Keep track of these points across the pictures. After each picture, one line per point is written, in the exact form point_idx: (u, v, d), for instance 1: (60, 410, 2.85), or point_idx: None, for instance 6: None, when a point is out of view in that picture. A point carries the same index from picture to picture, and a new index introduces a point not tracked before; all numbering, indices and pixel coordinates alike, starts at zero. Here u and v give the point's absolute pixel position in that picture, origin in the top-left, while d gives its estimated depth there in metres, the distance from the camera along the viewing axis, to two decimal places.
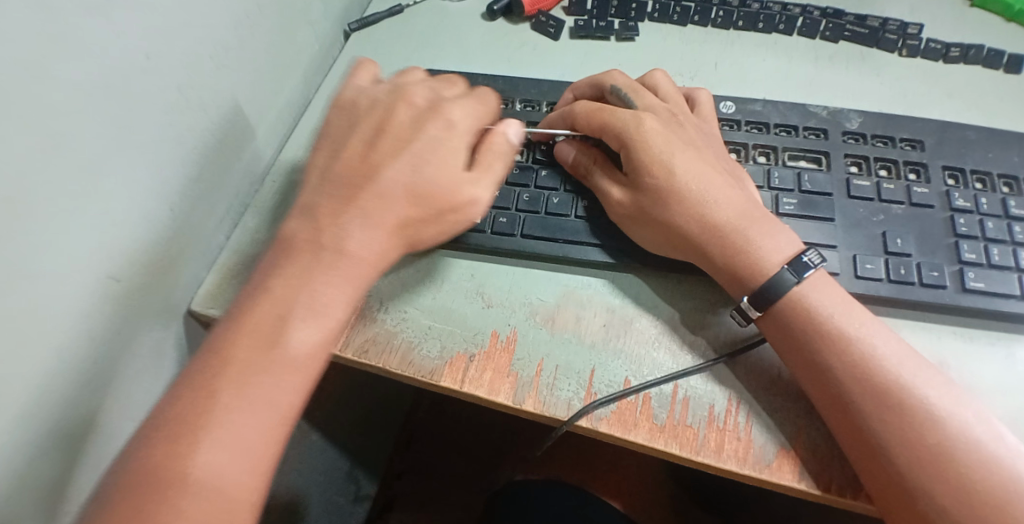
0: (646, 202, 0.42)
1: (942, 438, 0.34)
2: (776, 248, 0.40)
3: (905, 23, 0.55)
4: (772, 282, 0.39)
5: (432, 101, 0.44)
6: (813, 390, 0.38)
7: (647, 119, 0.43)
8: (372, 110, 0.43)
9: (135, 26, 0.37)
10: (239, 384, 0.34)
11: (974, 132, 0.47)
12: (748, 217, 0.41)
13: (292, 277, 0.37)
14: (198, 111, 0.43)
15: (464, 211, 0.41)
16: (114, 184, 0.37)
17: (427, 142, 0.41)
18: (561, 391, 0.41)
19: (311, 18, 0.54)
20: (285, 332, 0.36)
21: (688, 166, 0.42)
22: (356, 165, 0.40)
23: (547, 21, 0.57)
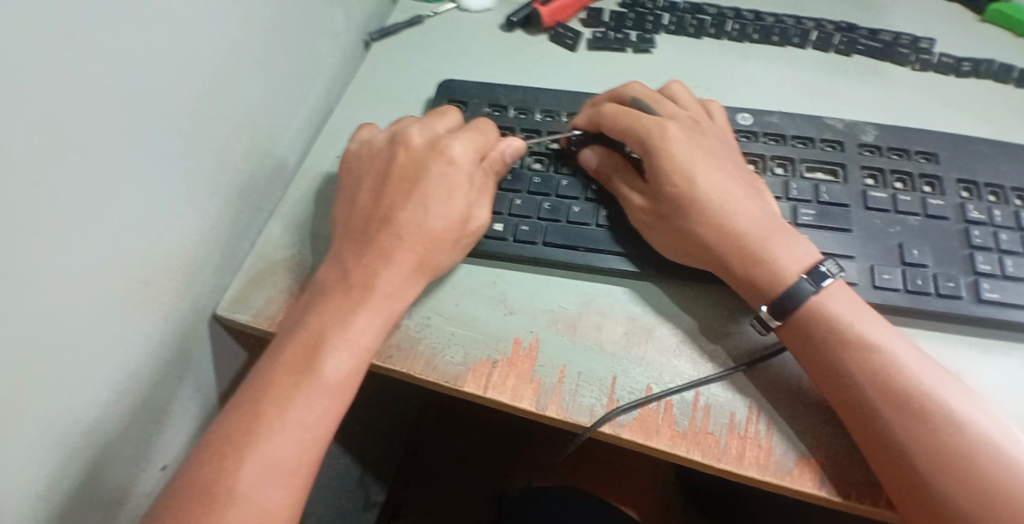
0: (666, 211, 0.43)
1: (964, 446, 0.35)
2: (794, 258, 0.40)
3: (916, 38, 0.56)
4: (791, 291, 0.39)
5: (448, 141, 0.45)
6: (834, 397, 0.38)
7: (672, 129, 0.44)
8: (380, 159, 0.46)
9: (167, 28, 0.38)
10: (274, 408, 0.36)
11: (987, 145, 0.48)
12: (768, 230, 0.41)
13: (321, 314, 0.40)
14: (223, 116, 0.44)
15: (471, 239, 0.45)
16: (146, 187, 0.38)
17: (432, 182, 0.44)
18: (583, 398, 0.41)
19: (332, 27, 0.55)
20: (319, 358, 0.38)
21: (709, 177, 0.43)
22: (369, 212, 0.44)
23: (565, 33, 0.57)
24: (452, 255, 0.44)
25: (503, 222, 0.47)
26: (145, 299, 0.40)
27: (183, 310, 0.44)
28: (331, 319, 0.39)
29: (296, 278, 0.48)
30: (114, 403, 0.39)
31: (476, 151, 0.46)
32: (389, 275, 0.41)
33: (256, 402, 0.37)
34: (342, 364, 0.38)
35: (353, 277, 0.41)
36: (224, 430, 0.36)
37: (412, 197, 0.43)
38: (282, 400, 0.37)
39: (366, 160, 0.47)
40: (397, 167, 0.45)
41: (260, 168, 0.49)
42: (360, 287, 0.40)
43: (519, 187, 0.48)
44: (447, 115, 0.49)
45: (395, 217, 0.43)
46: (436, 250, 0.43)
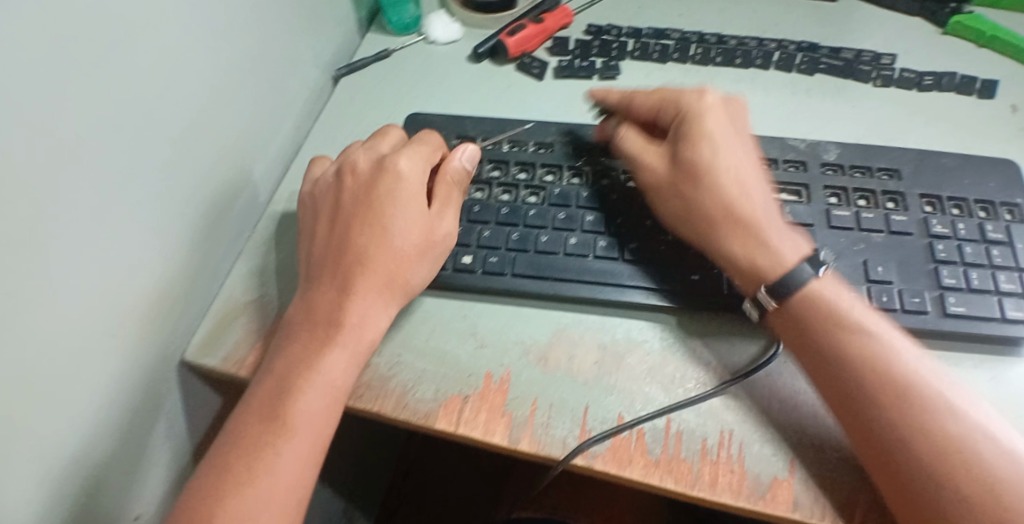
0: (685, 174, 0.45)
1: (961, 446, 0.35)
2: (789, 246, 0.42)
3: (878, 54, 0.57)
4: (789, 275, 0.41)
5: (394, 161, 0.46)
6: (828, 384, 0.39)
7: (710, 102, 0.47)
8: (331, 195, 0.46)
9: (137, 79, 0.38)
10: (245, 457, 0.37)
11: (950, 159, 0.48)
12: (774, 209, 0.44)
13: (288, 359, 0.40)
14: (194, 160, 0.44)
15: (441, 248, 0.45)
16: (118, 236, 0.38)
17: (390, 201, 0.44)
18: (556, 429, 0.41)
19: (300, 65, 0.56)
20: (287, 404, 0.38)
21: (728, 152, 0.45)
22: (322, 249, 0.44)
23: (531, 63, 0.58)
24: (423, 268, 0.44)
25: (471, 254, 0.47)
26: (116, 347, 0.40)
27: (154, 354, 0.44)
28: (296, 358, 0.40)
29: (267, 318, 0.48)
30: (84, 453, 0.39)
31: (424, 163, 0.47)
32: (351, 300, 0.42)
33: (229, 452, 0.37)
34: (312, 402, 0.39)
35: (319, 312, 0.42)
36: (198, 482, 0.37)
37: (365, 221, 0.44)
38: (254, 446, 0.37)
39: (319, 195, 0.47)
40: (345, 197, 0.45)
41: (230, 209, 0.50)
42: (325, 324, 0.41)
43: (487, 217, 0.48)
44: (390, 137, 0.50)
45: (350, 243, 0.43)
46: (402, 264, 0.43)
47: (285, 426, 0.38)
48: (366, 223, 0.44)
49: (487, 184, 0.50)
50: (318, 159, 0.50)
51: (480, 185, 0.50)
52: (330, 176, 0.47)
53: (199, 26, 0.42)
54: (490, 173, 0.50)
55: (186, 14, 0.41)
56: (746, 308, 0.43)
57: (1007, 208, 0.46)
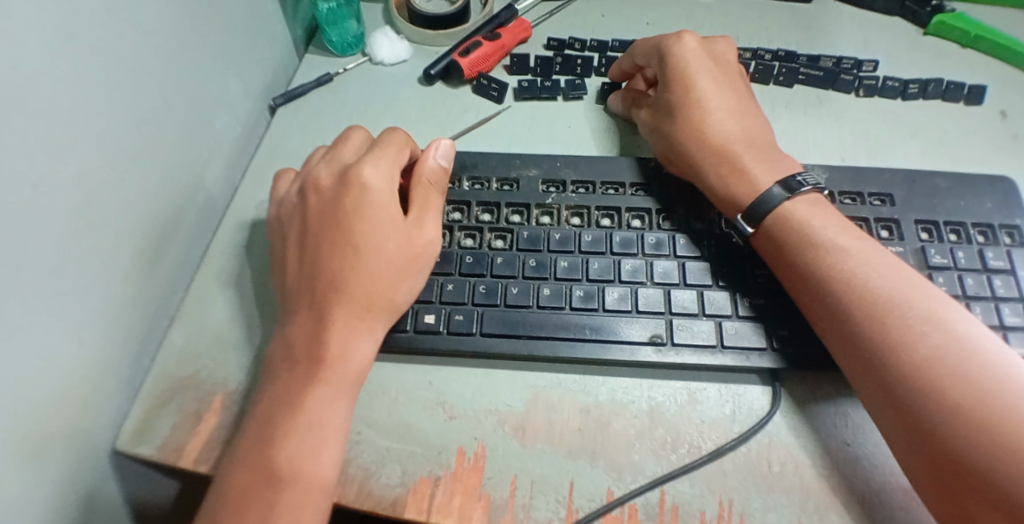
0: (662, 121, 0.47)
1: (969, 383, 0.34)
2: (767, 173, 0.43)
3: (859, 61, 0.53)
4: (763, 199, 0.41)
5: (359, 168, 0.42)
6: (821, 322, 0.38)
7: (680, 40, 0.47)
8: (298, 220, 0.42)
9: (14, 156, 0.32)
10: (237, 506, 0.35)
11: (943, 180, 0.45)
12: (749, 138, 0.44)
13: (273, 395, 0.38)
14: (103, 231, 0.38)
15: (428, 258, 0.42)
16: (3, 338, 0.33)
17: (363, 216, 0.41)
18: (539, 511, 0.37)
19: (228, 100, 0.49)
20: (271, 450, 0.36)
21: (707, 84, 0.46)
22: (295, 286, 0.40)
23: (489, 84, 0.53)
24: (410, 282, 0.41)
25: (433, 312, 0.42)
26: (18, 460, 0.35)
27: (75, 453, 0.39)
28: (280, 398, 0.37)
29: (204, 398, 0.42)
30: None
31: (395, 163, 0.43)
32: (329, 335, 0.38)
33: (219, 502, 0.35)
34: (304, 443, 0.36)
35: (297, 347, 0.38)
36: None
37: (334, 243, 0.40)
38: (247, 493, 0.35)
39: (289, 227, 0.43)
40: (313, 218, 0.42)
41: (155, 275, 0.44)
42: (306, 363, 0.38)
43: (449, 269, 0.43)
44: (350, 140, 0.45)
45: (321, 271, 0.40)
46: (385, 283, 0.40)
47: (278, 476, 0.35)
48: (337, 244, 0.40)
49: (447, 228, 0.45)
50: (282, 173, 0.47)
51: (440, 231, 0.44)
52: (296, 192, 0.44)
53: (94, 81, 0.36)
54: (450, 216, 0.45)
55: (76, 71, 0.35)
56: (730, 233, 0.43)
57: (1006, 231, 0.43)
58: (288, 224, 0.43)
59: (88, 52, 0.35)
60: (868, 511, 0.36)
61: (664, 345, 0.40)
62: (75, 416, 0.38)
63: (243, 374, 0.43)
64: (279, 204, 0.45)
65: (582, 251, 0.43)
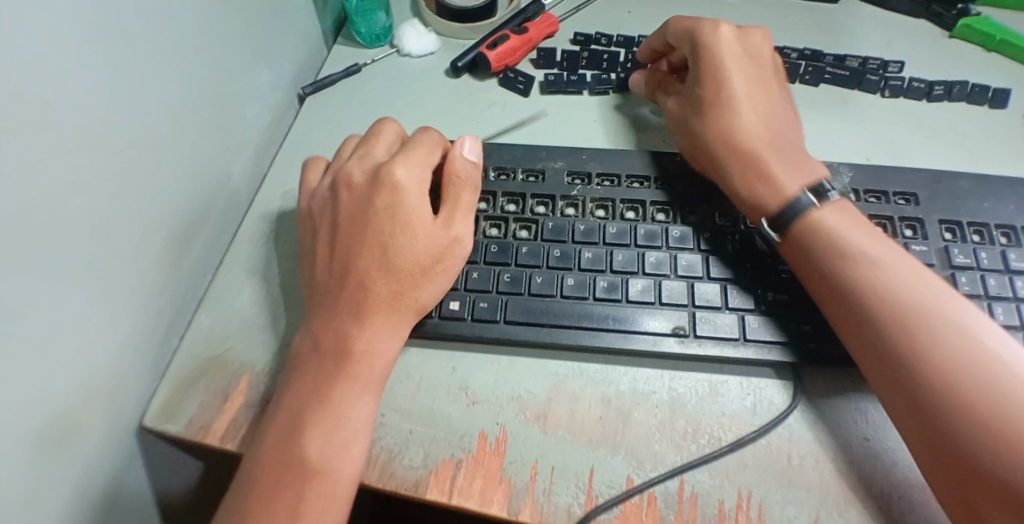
0: (688, 113, 0.47)
1: (974, 368, 0.34)
2: (795, 177, 0.42)
3: (885, 62, 0.53)
4: (790, 204, 0.41)
5: (390, 167, 0.42)
6: (832, 312, 0.39)
7: (716, 32, 0.47)
8: (330, 215, 0.43)
9: (54, 138, 0.33)
10: (262, 496, 0.35)
11: (967, 181, 0.46)
12: (777, 144, 0.44)
13: (297, 385, 0.38)
14: (136, 215, 0.39)
15: (458, 258, 0.42)
16: (40, 314, 0.34)
17: (393, 214, 0.41)
18: (559, 497, 0.38)
19: (259, 88, 0.50)
20: (297, 439, 0.36)
21: (741, 81, 0.45)
22: (327, 280, 0.41)
23: (515, 77, 0.54)
24: (437, 282, 0.41)
25: (459, 299, 0.42)
26: (51, 433, 0.36)
27: (106, 430, 0.40)
28: (308, 389, 0.38)
29: (231, 378, 0.43)
30: None
31: (425, 163, 0.43)
32: (359, 333, 0.39)
33: (244, 491, 0.36)
34: (328, 436, 0.37)
35: (327, 336, 0.39)
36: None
37: (363, 241, 0.41)
38: (272, 483, 0.35)
39: (319, 219, 0.43)
40: (345, 214, 0.42)
41: (186, 258, 0.45)
42: (334, 354, 0.38)
43: (475, 257, 0.43)
44: (381, 135, 0.46)
45: (350, 270, 0.40)
46: (413, 282, 0.40)
47: (303, 469, 0.36)
48: (366, 241, 0.41)
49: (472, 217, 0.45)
50: (313, 163, 0.47)
51: None
52: (327, 185, 0.45)
53: (130, 66, 0.37)
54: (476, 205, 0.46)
55: (114, 58, 0.36)
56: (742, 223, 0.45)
57: None
58: (318, 213, 0.44)
59: (125, 39, 0.36)
60: (887, 505, 0.36)
61: (686, 336, 0.41)
62: (108, 393, 0.39)
63: (272, 355, 0.44)
64: (308, 196, 0.45)
65: (606, 243, 0.44)
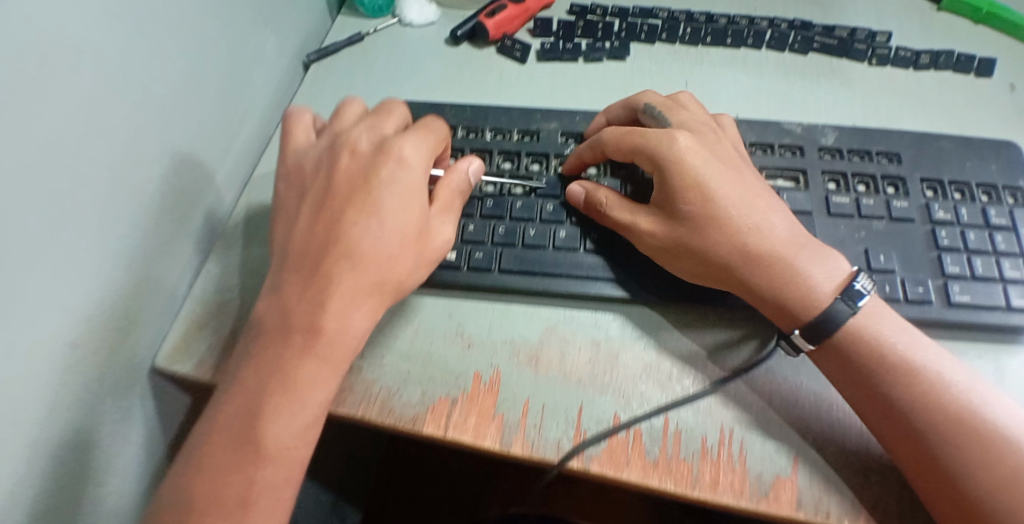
0: (684, 235, 0.40)
1: (987, 433, 0.35)
2: (824, 276, 0.39)
3: (873, 32, 0.55)
4: (826, 314, 0.38)
5: (398, 145, 0.41)
6: (831, 363, 0.39)
7: (682, 140, 0.41)
8: (321, 176, 0.41)
9: (76, 80, 0.35)
10: (217, 469, 0.34)
11: (949, 143, 0.47)
12: (797, 245, 0.40)
13: (263, 368, 0.36)
14: (152, 163, 0.42)
15: (433, 249, 0.41)
16: (64, 247, 0.36)
17: (386, 188, 0.39)
18: (549, 432, 0.39)
19: (267, 53, 0.53)
20: (257, 425, 0.35)
21: (730, 196, 0.40)
22: (310, 242, 0.39)
23: (513, 45, 0.56)
24: (413, 266, 0.40)
25: (456, 249, 0.44)
26: (73, 363, 0.38)
27: (123, 367, 0.42)
28: (271, 371, 0.36)
29: (239, 323, 0.45)
30: (49, 477, 0.37)
31: (429, 153, 0.41)
32: (326, 302, 0.37)
33: (198, 465, 0.35)
34: (285, 415, 0.35)
35: (298, 310, 0.37)
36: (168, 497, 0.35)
37: (353, 207, 0.39)
38: (229, 459, 0.34)
39: (307, 178, 0.42)
40: (341, 176, 0.40)
41: (198, 211, 0.47)
42: (304, 333, 0.36)
43: (472, 211, 0.45)
44: (389, 112, 0.44)
45: (335, 239, 0.38)
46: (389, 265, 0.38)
47: (259, 448, 0.35)
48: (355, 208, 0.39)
49: None
50: (298, 116, 0.46)
51: None
52: (320, 147, 0.43)
53: (145, 19, 0.39)
54: None
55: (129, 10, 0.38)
56: None
57: (1010, 192, 0.45)
58: (306, 172, 0.42)
59: None
60: (861, 445, 0.38)
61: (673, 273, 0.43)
62: (127, 331, 0.42)
63: None
64: (293, 159, 0.44)
65: None
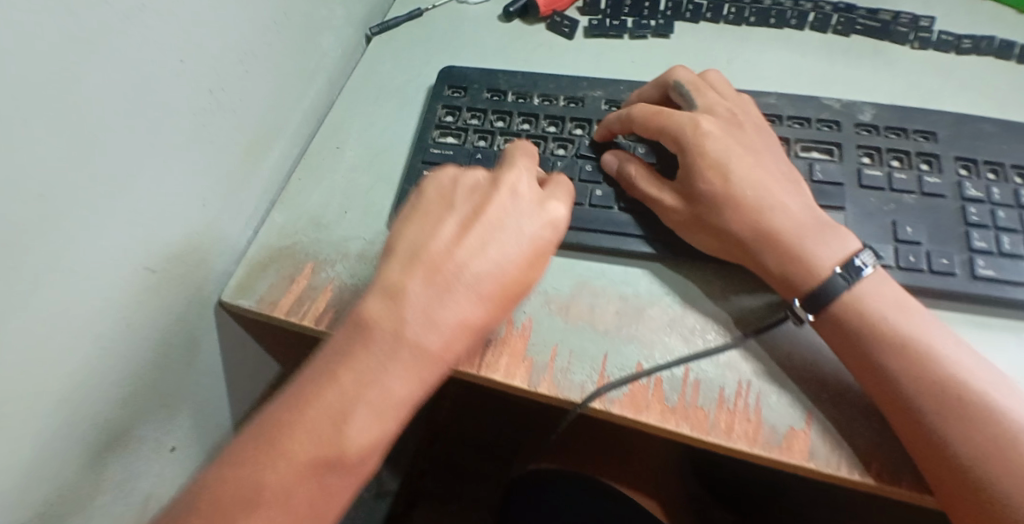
0: (700, 209, 0.43)
1: (989, 414, 0.35)
2: (829, 252, 0.40)
3: (916, 16, 0.56)
4: (823, 285, 0.39)
5: (553, 203, 0.42)
6: (835, 340, 0.40)
7: (704, 124, 0.45)
8: (464, 203, 0.41)
9: (173, 29, 0.40)
10: (292, 463, 0.33)
11: (989, 125, 0.48)
12: (804, 225, 0.42)
13: (374, 372, 0.35)
14: (227, 110, 0.46)
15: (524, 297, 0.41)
16: (153, 176, 0.41)
17: (517, 241, 0.40)
18: (575, 374, 0.42)
19: (335, 20, 0.57)
20: (345, 423, 0.34)
21: (746, 177, 0.43)
22: (447, 264, 0.38)
23: (562, 21, 0.59)
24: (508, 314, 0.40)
25: None
26: (152, 283, 0.42)
27: (192, 296, 0.46)
28: (374, 372, 0.35)
29: (297, 265, 0.49)
30: (120, 384, 0.42)
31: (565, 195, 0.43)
32: (445, 324, 0.37)
33: (274, 456, 0.33)
34: (371, 429, 0.34)
35: (441, 335, 0.36)
36: (235, 480, 0.33)
37: (485, 230, 0.39)
38: (303, 457, 0.33)
39: (449, 199, 0.42)
40: (488, 211, 0.40)
41: (264, 161, 0.52)
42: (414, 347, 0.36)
43: None
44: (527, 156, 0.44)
45: (464, 257, 0.38)
46: (502, 312, 0.39)
47: (339, 453, 0.34)
48: (494, 264, 0.39)
49: (516, 135, 0.51)
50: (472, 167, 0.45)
51: (510, 136, 0.51)
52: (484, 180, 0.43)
53: None
54: (520, 126, 0.52)
55: None
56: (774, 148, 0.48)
57: None
58: (455, 194, 0.42)
59: None
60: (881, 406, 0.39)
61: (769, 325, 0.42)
62: (197, 263, 0.46)
63: (332, 248, 0.50)
64: (451, 187, 0.43)
65: None
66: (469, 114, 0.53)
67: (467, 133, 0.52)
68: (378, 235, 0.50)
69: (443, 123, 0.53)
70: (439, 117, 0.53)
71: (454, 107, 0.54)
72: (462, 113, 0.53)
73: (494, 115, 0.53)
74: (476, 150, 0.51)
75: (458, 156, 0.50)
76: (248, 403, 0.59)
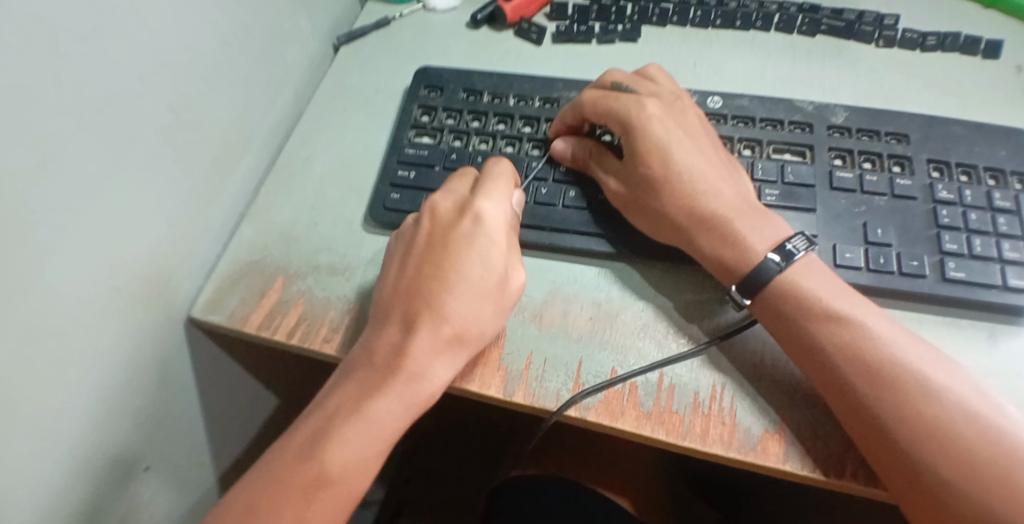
0: (640, 193, 0.44)
1: (946, 415, 0.35)
2: (762, 237, 0.41)
3: (880, 15, 0.57)
4: (755, 271, 0.40)
5: (483, 202, 0.43)
6: (790, 344, 0.39)
7: (649, 106, 0.45)
8: (405, 238, 0.44)
9: (133, 48, 0.39)
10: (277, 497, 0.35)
11: (960, 126, 0.49)
12: (737, 211, 0.42)
13: (352, 409, 0.38)
14: (193, 127, 0.45)
15: (503, 294, 0.41)
16: (115, 196, 0.40)
17: (459, 251, 0.41)
18: (550, 383, 0.42)
19: (300, 32, 0.57)
20: (321, 454, 0.36)
21: (686, 161, 0.43)
22: (408, 293, 0.41)
23: (530, 28, 0.59)
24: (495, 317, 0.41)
25: None
26: (119, 303, 0.42)
27: (160, 316, 0.45)
28: (353, 408, 0.38)
29: (269, 280, 0.48)
30: (90, 407, 0.41)
31: (509, 184, 0.44)
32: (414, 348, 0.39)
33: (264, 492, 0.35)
34: (354, 456, 0.37)
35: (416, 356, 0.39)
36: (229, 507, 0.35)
37: (427, 255, 0.42)
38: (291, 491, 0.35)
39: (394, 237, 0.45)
40: (425, 238, 0.42)
41: (231, 175, 0.51)
42: (390, 372, 0.39)
43: None
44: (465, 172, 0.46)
45: (415, 281, 0.41)
46: (474, 316, 0.40)
47: (322, 486, 0.36)
48: (436, 277, 0.41)
49: (491, 136, 0.51)
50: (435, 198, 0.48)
51: (485, 136, 0.51)
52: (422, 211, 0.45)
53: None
54: (495, 127, 0.52)
55: None
56: (745, 144, 0.49)
57: (1017, 177, 0.46)
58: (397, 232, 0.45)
59: None
60: None
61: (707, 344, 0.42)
62: (165, 281, 0.45)
63: (304, 262, 0.49)
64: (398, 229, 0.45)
65: None
66: (444, 114, 0.52)
67: (443, 133, 0.52)
68: (351, 246, 0.50)
69: (419, 123, 0.53)
70: (415, 117, 0.53)
71: (430, 107, 0.53)
72: (438, 112, 0.53)
73: (470, 115, 0.52)
74: (451, 151, 0.51)
75: (433, 157, 0.50)
76: (224, 421, 0.58)
